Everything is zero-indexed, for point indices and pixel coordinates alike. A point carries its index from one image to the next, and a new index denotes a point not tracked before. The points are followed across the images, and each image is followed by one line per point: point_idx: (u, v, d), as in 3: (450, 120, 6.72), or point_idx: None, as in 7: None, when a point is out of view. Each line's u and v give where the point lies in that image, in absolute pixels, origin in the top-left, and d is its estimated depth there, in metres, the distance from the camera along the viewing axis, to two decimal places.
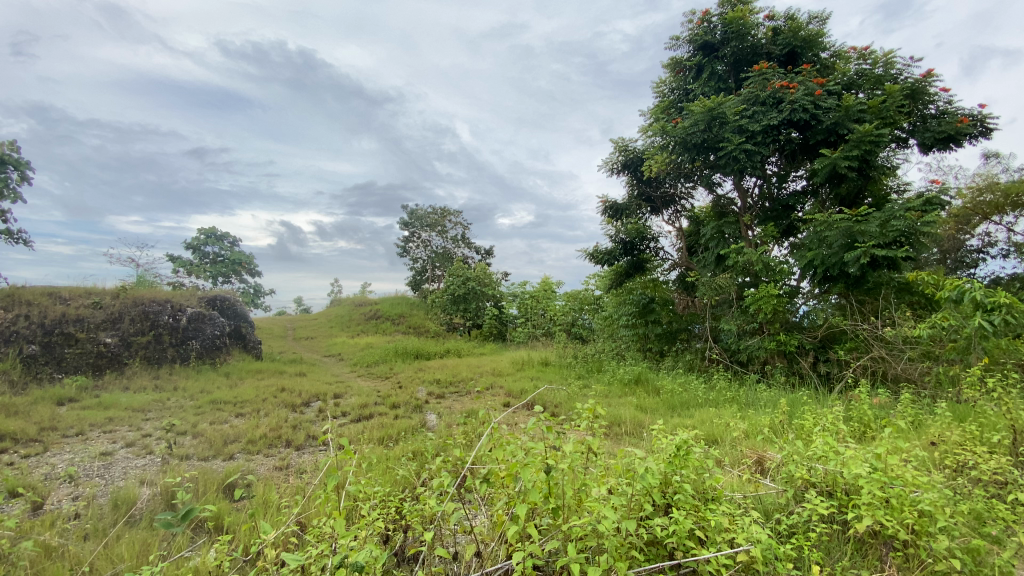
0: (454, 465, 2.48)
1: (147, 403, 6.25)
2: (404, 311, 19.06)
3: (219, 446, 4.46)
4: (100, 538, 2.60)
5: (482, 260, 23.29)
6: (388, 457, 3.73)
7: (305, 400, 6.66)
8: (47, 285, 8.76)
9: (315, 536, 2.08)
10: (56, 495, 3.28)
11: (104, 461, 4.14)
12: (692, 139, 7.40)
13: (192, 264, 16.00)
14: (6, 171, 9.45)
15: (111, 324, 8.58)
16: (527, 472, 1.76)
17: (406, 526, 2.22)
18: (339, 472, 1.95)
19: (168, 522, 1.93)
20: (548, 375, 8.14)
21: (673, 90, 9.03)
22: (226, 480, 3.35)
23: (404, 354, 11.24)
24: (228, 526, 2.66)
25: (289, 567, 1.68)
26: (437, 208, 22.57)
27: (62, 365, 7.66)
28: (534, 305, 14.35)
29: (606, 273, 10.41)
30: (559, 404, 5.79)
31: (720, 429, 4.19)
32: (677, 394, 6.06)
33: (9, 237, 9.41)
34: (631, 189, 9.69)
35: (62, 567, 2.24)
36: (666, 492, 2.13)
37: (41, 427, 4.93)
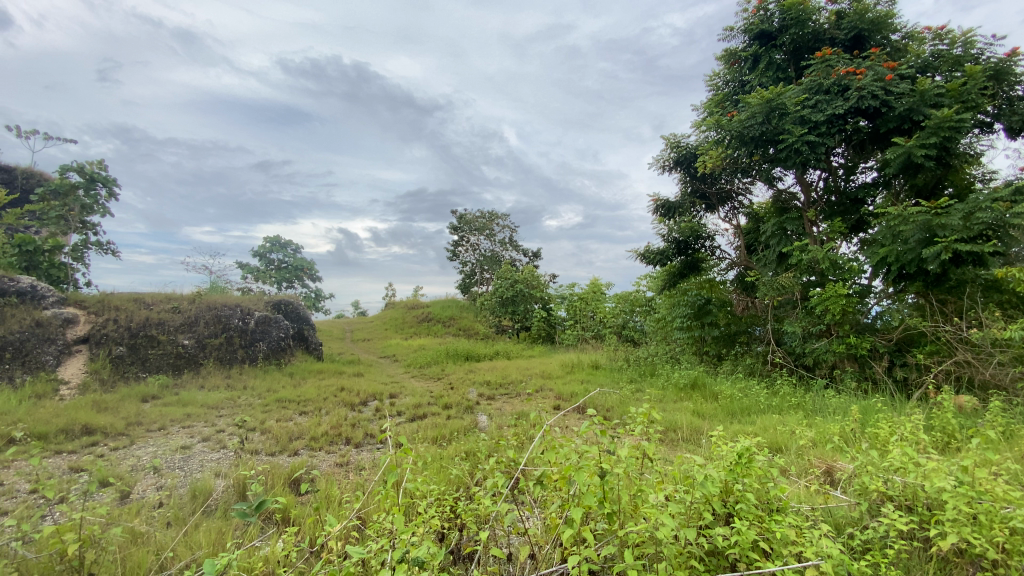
0: (507, 466, 2.50)
1: (219, 400, 6.69)
2: (454, 313, 19.39)
3: (285, 442, 4.72)
4: (181, 526, 2.81)
5: (530, 262, 23.35)
6: (443, 456, 3.80)
7: (363, 400, 6.91)
8: (133, 291, 9.58)
9: (375, 530, 2.15)
10: (143, 485, 3.57)
11: (183, 454, 4.47)
12: (750, 133, 7.08)
13: (258, 270, 17.04)
14: (96, 189, 10.42)
15: (188, 327, 9.26)
16: (582, 476, 1.74)
17: (461, 525, 2.26)
18: (398, 470, 2.01)
19: (245, 512, 2.06)
20: (598, 378, 8.03)
21: (727, 83, 8.72)
22: (293, 474, 3.53)
23: (455, 356, 11.43)
24: (294, 517, 2.80)
25: (352, 561, 1.74)
26: (485, 212, 22.83)
27: (146, 364, 8.33)
28: (583, 307, 14.21)
29: (659, 273, 10.15)
30: (610, 408, 5.71)
31: (785, 436, 3.98)
32: (736, 400, 5.81)
33: (99, 248, 10.36)
34: (685, 187, 9.43)
35: (150, 551, 2.44)
36: (728, 501, 2.03)
37: (128, 422, 5.39)
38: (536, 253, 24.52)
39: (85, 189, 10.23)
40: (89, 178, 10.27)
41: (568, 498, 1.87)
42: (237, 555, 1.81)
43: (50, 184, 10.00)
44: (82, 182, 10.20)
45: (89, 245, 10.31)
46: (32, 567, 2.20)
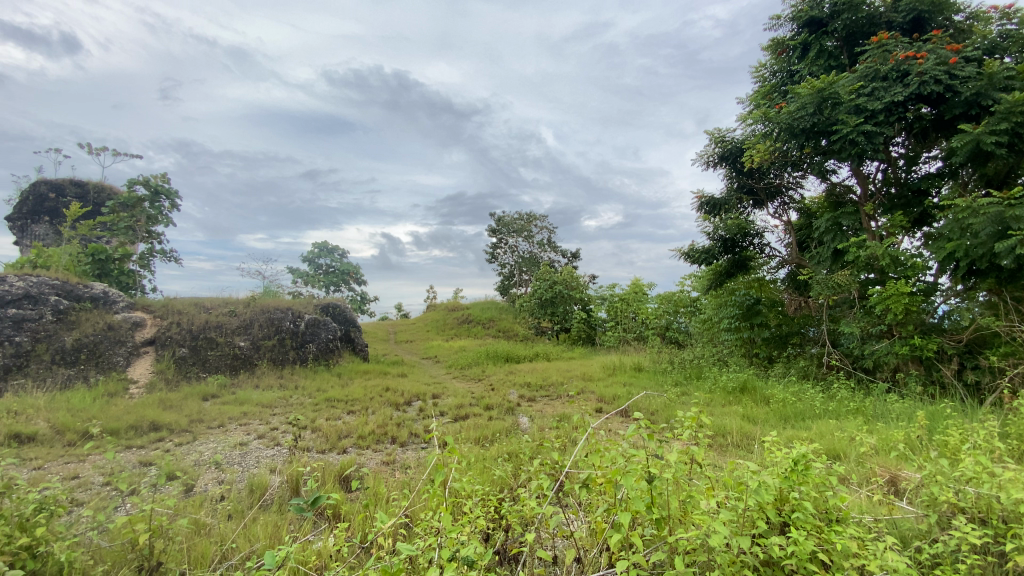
0: (552, 468, 2.48)
1: (273, 399, 7.00)
2: (493, 315, 19.51)
3: (335, 440, 4.89)
4: (240, 519, 2.95)
5: (569, 263, 23.21)
6: (486, 457, 3.84)
7: (407, 399, 7.07)
8: (194, 296, 10.18)
9: (423, 528, 2.19)
10: (204, 480, 3.79)
11: (240, 450, 4.71)
12: (800, 125, 6.76)
13: (307, 275, 17.72)
14: (160, 201, 11.13)
15: (244, 329, 9.73)
16: (630, 480, 1.70)
17: (506, 526, 2.27)
18: (445, 470, 2.03)
19: (302, 506, 2.14)
20: (642, 381, 7.89)
21: (775, 73, 8.41)
22: (343, 472, 3.65)
23: (495, 357, 11.51)
24: (345, 514, 2.89)
25: (401, 558, 1.78)
26: (523, 213, 22.88)
27: (206, 365, 8.80)
28: (625, 308, 13.99)
29: (704, 272, 9.88)
30: (655, 412, 5.60)
31: (843, 443, 3.79)
32: (789, 404, 5.57)
33: (164, 256, 11.05)
34: (731, 183, 9.14)
35: (211, 542, 2.58)
36: (783, 509, 1.95)
37: (191, 419, 5.72)
38: (575, 253, 24.35)
39: (150, 201, 10.94)
40: (154, 190, 10.97)
41: (615, 502, 1.84)
42: (291, 550, 1.88)
43: (120, 197, 10.77)
44: (147, 195, 10.92)
45: (155, 253, 11.02)
46: (107, 554, 2.37)
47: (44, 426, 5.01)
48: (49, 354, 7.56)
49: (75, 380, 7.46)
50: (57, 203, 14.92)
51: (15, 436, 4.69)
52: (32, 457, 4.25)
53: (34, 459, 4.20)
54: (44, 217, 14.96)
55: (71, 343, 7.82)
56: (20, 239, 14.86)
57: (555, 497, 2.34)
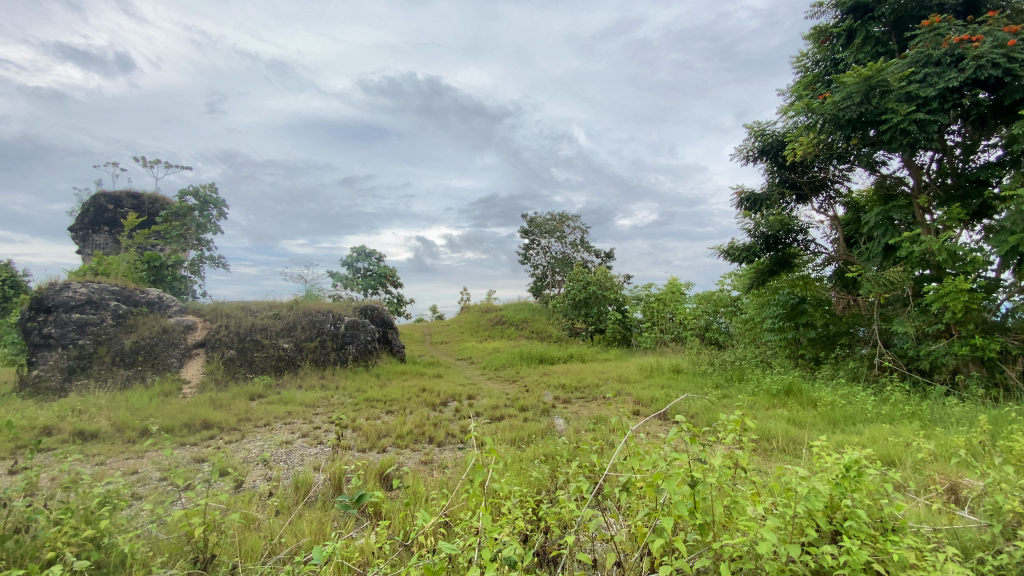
0: (590, 471, 2.46)
1: (316, 399, 7.22)
2: (527, 316, 19.51)
3: (374, 439, 5.00)
4: (286, 515, 3.05)
5: (603, 263, 22.96)
6: (522, 458, 3.84)
7: (443, 400, 7.16)
8: (241, 300, 10.62)
9: (463, 527, 2.22)
10: (253, 476, 3.94)
11: (286, 448, 4.87)
12: (846, 115, 6.47)
13: (346, 278, 18.21)
14: (209, 210, 11.67)
15: (287, 331, 10.08)
16: (672, 484, 1.66)
17: (545, 528, 2.26)
18: (484, 470, 2.03)
19: (346, 504, 2.16)
20: (680, 383, 7.72)
21: (818, 63, 8.10)
22: (383, 471, 3.73)
23: (530, 359, 11.51)
24: (386, 512, 2.95)
25: (442, 557, 1.80)
26: (556, 214, 22.78)
27: (253, 365, 9.16)
28: (661, 308, 13.73)
29: (745, 271, 9.58)
30: (696, 415, 5.49)
31: (898, 448, 3.60)
32: (838, 407, 5.33)
33: (212, 262, 11.58)
34: (772, 178, 8.85)
35: (260, 537, 2.68)
36: (834, 517, 1.86)
37: (240, 417, 5.97)
38: (608, 253, 24.08)
39: (200, 210, 11.50)
40: (203, 200, 11.53)
41: (657, 507, 1.79)
42: (336, 546, 1.93)
43: (172, 207, 11.36)
44: (197, 205, 11.47)
45: (204, 260, 11.57)
46: (164, 547, 2.49)
47: (107, 424, 5.33)
48: (109, 356, 8.06)
49: (133, 380, 7.92)
50: (115, 214, 15.87)
51: (81, 433, 5.01)
52: (96, 452, 4.53)
53: (98, 455, 4.47)
54: (104, 228, 15.95)
55: (129, 345, 8.29)
56: (82, 249, 15.89)
57: (594, 499, 2.32)
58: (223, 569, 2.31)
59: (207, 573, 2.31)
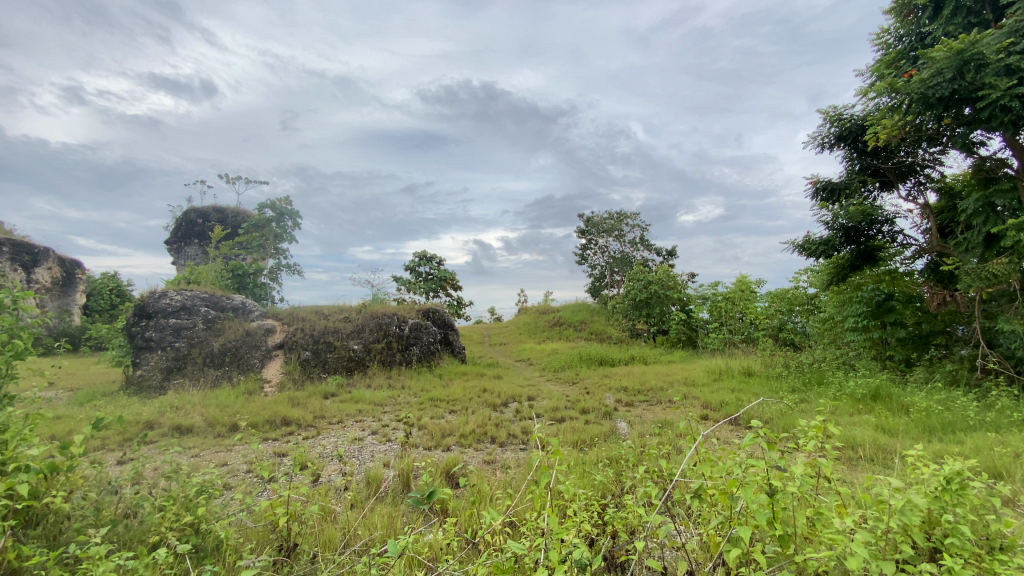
0: (659, 476, 2.40)
1: (384, 399, 7.51)
2: (586, 318, 19.26)
3: (439, 438, 5.12)
4: (360, 509, 3.20)
5: (665, 262, 22.30)
6: (585, 461, 3.81)
7: (504, 400, 7.26)
8: (314, 304, 11.25)
9: (528, 527, 2.23)
10: (329, 470, 4.17)
11: (358, 444, 5.11)
12: (935, 94, 5.91)
13: (409, 282, 18.83)
14: (285, 221, 12.50)
15: (357, 333, 10.55)
16: (750, 492, 1.56)
17: (612, 532, 2.24)
18: (549, 471, 2.02)
19: (419, 499, 2.20)
20: (753, 386, 7.33)
21: (901, 38, 7.46)
22: (449, 469, 3.83)
23: (589, 360, 11.37)
24: (453, 509, 3.04)
25: (511, 556, 1.81)
26: (614, 213, 22.35)
27: (326, 366, 9.68)
28: (729, 307, 13.12)
29: (823, 266, 8.95)
30: (773, 422, 5.21)
31: (1006, 460, 3.24)
32: (934, 414, 4.85)
33: (288, 270, 12.38)
34: (851, 165, 8.29)
35: (337, 529, 2.81)
36: (932, 534, 1.70)
37: (316, 415, 6.33)
38: (670, 251, 23.34)
39: (277, 221, 12.35)
40: (280, 212, 12.36)
41: (731, 515, 1.70)
42: (408, 543, 1.99)
43: (252, 219, 12.29)
44: (274, 216, 12.33)
45: (281, 267, 12.37)
46: (252, 534, 2.68)
47: (200, 420, 5.83)
48: (201, 357, 8.82)
49: (222, 380, 8.62)
50: (202, 227, 17.38)
51: (178, 427, 5.50)
52: (192, 445, 4.97)
53: (194, 447, 4.91)
54: (194, 240, 17.55)
55: (217, 347, 9.02)
56: (176, 260, 17.52)
57: (663, 505, 2.26)
58: (304, 557, 2.46)
59: (291, 559, 2.47)
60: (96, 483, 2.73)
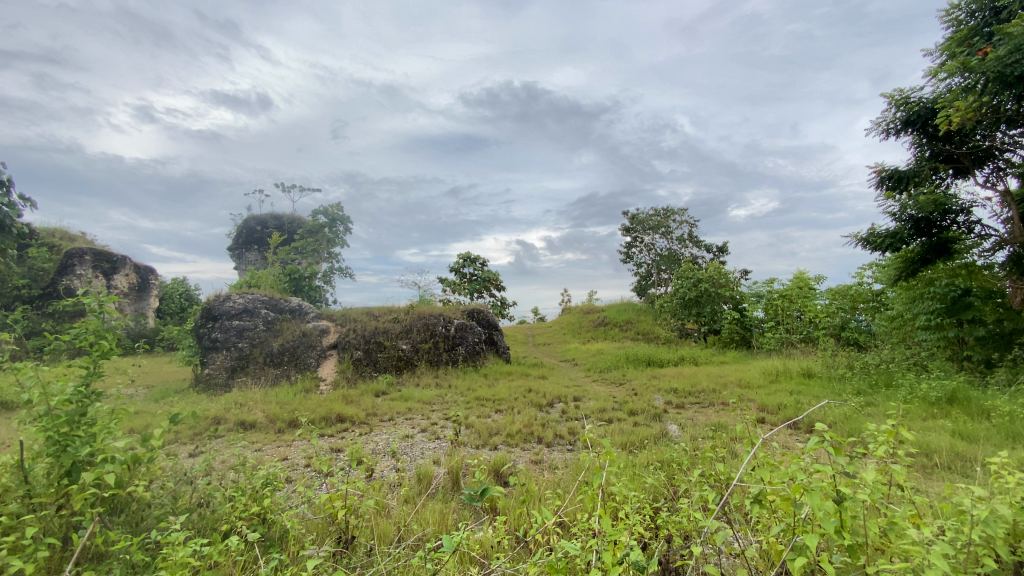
0: (716, 480, 2.33)
1: (432, 397, 7.67)
2: (631, 317, 18.91)
3: (486, 437, 5.18)
4: (413, 504, 3.29)
5: (715, 259, 21.54)
6: (635, 463, 3.74)
7: (550, 401, 7.23)
8: (365, 306, 11.64)
9: (581, 529, 2.22)
10: (382, 466, 4.31)
11: (408, 441, 5.24)
12: (1013, 72, 5.45)
13: (454, 283, 19.13)
14: (337, 226, 13.03)
15: (405, 333, 10.81)
16: (816, 497, 1.48)
17: (667, 536, 2.20)
18: (602, 472, 2.00)
19: (472, 496, 2.23)
20: (813, 389, 6.97)
21: (974, 13, 6.91)
22: (497, 468, 3.87)
23: (637, 361, 11.16)
24: (502, 508, 3.07)
25: (566, 558, 1.79)
26: (660, 209, 21.82)
27: (377, 365, 10.00)
28: (786, 305, 12.52)
29: (890, 260, 8.40)
30: (838, 426, 4.93)
31: None
32: (1020, 419, 4.45)
33: (341, 273, 12.86)
34: (920, 151, 7.78)
35: (391, 523, 2.90)
36: (1019, 547, 1.56)
37: (368, 412, 6.54)
38: (721, 248, 22.54)
39: (329, 227, 12.89)
40: (332, 218, 12.90)
41: (795, 523, 1.63)
42: (463, 540, 2.02)
43: (308, 225, 12.88)
44: (327, 222, 12.88)
45: (334, 271, 12.86)
46: (313, 525, 2.81)
47: (262, 416, 6.15)
48: (262, 357, 9.31)
49: (281, 378, 9.08)
50: (261, 234, 18.36)
51: (243, 423, 5.83)
52: (255, 440, 5.26)
53: (258, 442, 5.19)
54: (254, 246, 18.58)
55: (277, 347, 9.50)
56: (237, 266, 18.59)
57: (720, 509, 2.19)
58: (362, 550, 2.56)
59: (349, 551, 2.58)
60: (173, 474, 2.95)
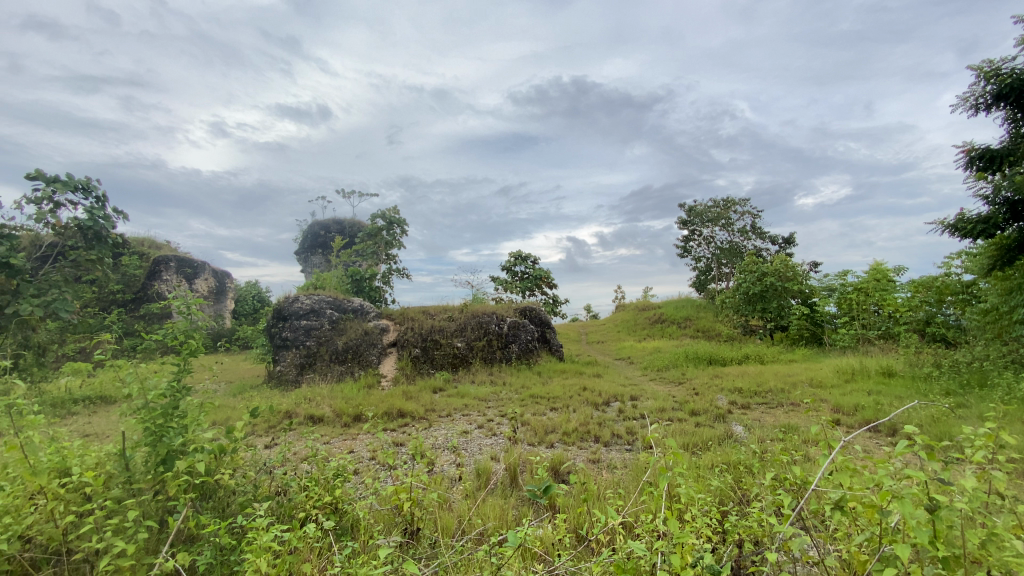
0: (793, 486, 2.21)
1: (488, 394, 7.78)
2: (690, 314, 18.31)
3: (542, 434, 5.19)
4: (473, 499, 3.36)
5: (781, 251, 20.40)
6: (699, 465, 3.62)
7: (606, 400, 7.13)
8: (422, 305, 11.97)
9: (648, 530, 2.17)
10: (442, 461, 4.43)
11: (465, 437, 5.35)
12: None
13: (506, 282, 19.27)
14: (394, 228, 13.48)
15: (459, 332, 11.01)
16: (906, 505, 1.37)
17: (738, 542, 2.12)
18: (668, 473, 1.95)
19: (534, 493, 2.24)
20: (894, 389, 6.46)
21: None
22: (554, 466, 3.88)
23: (697, 360, 10.77)
24: (561, 506, 3.08)
25: (631, 558, 1.75)
26: (719, 200, 20.94)
27: (433, 362, 10.28)
28: (862, 299, 11.68)
29: (983, 248, 7.65)
30: (929, 430, 4.55)
31: None
32: None
33: (399, 274, 13.27)
34: (1015, 128, 7.03)
35: (453, 516, 2.97)
36: None
37: (427, 408, 6.73)
38: (787, 239, 21.37)
39: (387, 229, 13.34)
40: (389, 221, 13.34)
41: (883, 532, 1.51)
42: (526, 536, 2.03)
43: (367, 229, 13.39)
44: (385, 225, 13.34)
45: (392, 272, 13.29)
46: (381, 515, 2.92)
47: (329, 410, 6.47)
48: (328, 354, 9.80)
49: (345, 374, 9.52)
50: (325, 238, 19.30)
51: (312, 417, 6.16)
52: (324, 433, 5.55)
53: (326, 435, 5.48)
54: (318, 250, 19.58)
55: (341, 344, 9.96)
56: (304, 269, 19.66)
57: (797, 515, 2.09)
58: (426, 542, 2.65)
59: (415, 542, 2.67)
60: (254, 463, 3.16)
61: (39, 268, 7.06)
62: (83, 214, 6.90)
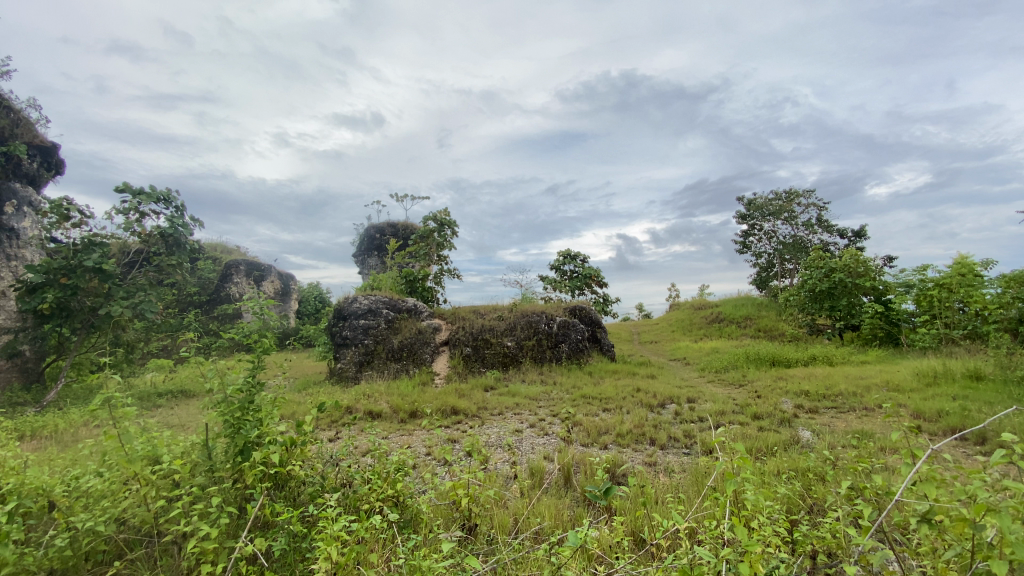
0: (870, 496, 2.08)
1: (539, 394, 7.78)
2: (750, 312, 17.51)
3: (595, 435, 5.14)
4: (528, 497, 3.38)
5: (851, 245, 19.16)
6: (764, 470, 3.47)
7: (661, 401, 6.95)
8: (473, 305, 12.15)
9: (712, 536, 2.10)
10: (495, 458, 4.49)
11: (518, 435, 5.38)
12: None
13: (556, 281, 19.20)
14: (444, 230, 13.73)
15: (509, 331, 11.08)
16: (1007, 520, 1.26)
17: (809, 552, 2.02)
18: (733, 478, 1.89)
19: (593, 494, 2.23)
20: (983, 394, 5.90)
21: None
22: (609, 468, 3.84)
23: (758, 361, 10.30)
24: (618, 508, 3.04)
25: (697, 565, 1.70)
26: (781, 193, 19.90)
27: (484, 361, 10.43)
28: (944, 296, 10.71)
29: None
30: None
31: None
32: None
33: (450, 274, 13.51)
34: None
35: (509, 514, 3.00)
36: None
37: (480, 406, 6.84)
38: (858, 232, 20.03)
39: (438, 231, 13.59)
40: (441, 223, 13.60)
41: (974, 548, 1.40)
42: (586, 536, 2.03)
43: (419, 231, 13.72)
44: (436, 227, 13.60)
45: (444, 272, 13.54)
46: (440, 510, 2.99)
47: (387, 406, 6.70)
48: (384, 352, 10.18)
49: (401, 372, 9.86)
50: (380, 241, 19.97)
51: (370, 412, 6.40)
52: (383, 429, 5.76)
53: (385, 430, 5.69)
54: (374, 252, 20.29)
55: (397, 343, 10.31)
56: (361, 270, 20.43)
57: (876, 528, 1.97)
58: (483, 538, 2.70)
59: (473, 538, 2.72)
60: (320, 457, 3.31)
61: (127, 273, 7.78)
62: (165, 223, 7.56)
